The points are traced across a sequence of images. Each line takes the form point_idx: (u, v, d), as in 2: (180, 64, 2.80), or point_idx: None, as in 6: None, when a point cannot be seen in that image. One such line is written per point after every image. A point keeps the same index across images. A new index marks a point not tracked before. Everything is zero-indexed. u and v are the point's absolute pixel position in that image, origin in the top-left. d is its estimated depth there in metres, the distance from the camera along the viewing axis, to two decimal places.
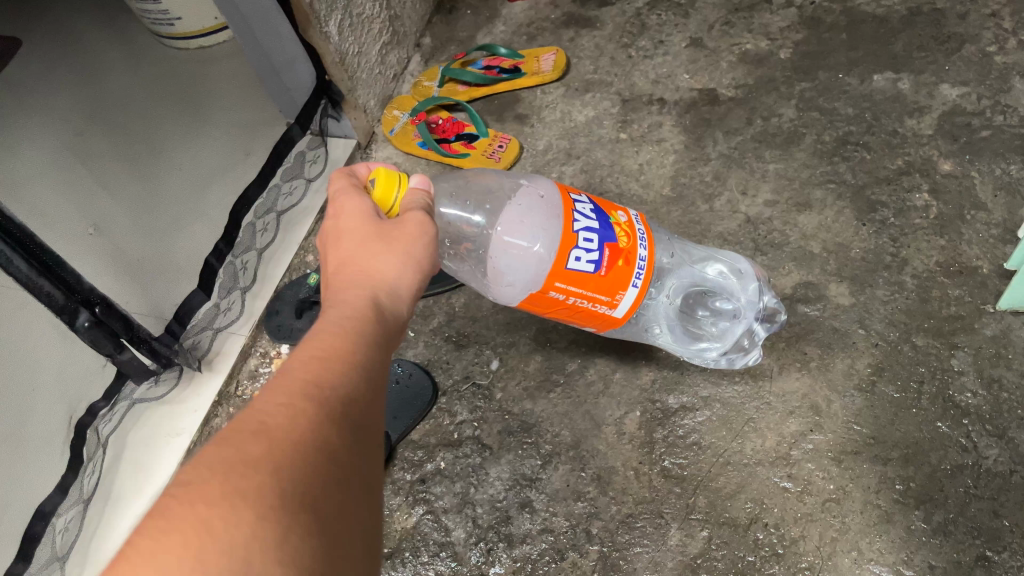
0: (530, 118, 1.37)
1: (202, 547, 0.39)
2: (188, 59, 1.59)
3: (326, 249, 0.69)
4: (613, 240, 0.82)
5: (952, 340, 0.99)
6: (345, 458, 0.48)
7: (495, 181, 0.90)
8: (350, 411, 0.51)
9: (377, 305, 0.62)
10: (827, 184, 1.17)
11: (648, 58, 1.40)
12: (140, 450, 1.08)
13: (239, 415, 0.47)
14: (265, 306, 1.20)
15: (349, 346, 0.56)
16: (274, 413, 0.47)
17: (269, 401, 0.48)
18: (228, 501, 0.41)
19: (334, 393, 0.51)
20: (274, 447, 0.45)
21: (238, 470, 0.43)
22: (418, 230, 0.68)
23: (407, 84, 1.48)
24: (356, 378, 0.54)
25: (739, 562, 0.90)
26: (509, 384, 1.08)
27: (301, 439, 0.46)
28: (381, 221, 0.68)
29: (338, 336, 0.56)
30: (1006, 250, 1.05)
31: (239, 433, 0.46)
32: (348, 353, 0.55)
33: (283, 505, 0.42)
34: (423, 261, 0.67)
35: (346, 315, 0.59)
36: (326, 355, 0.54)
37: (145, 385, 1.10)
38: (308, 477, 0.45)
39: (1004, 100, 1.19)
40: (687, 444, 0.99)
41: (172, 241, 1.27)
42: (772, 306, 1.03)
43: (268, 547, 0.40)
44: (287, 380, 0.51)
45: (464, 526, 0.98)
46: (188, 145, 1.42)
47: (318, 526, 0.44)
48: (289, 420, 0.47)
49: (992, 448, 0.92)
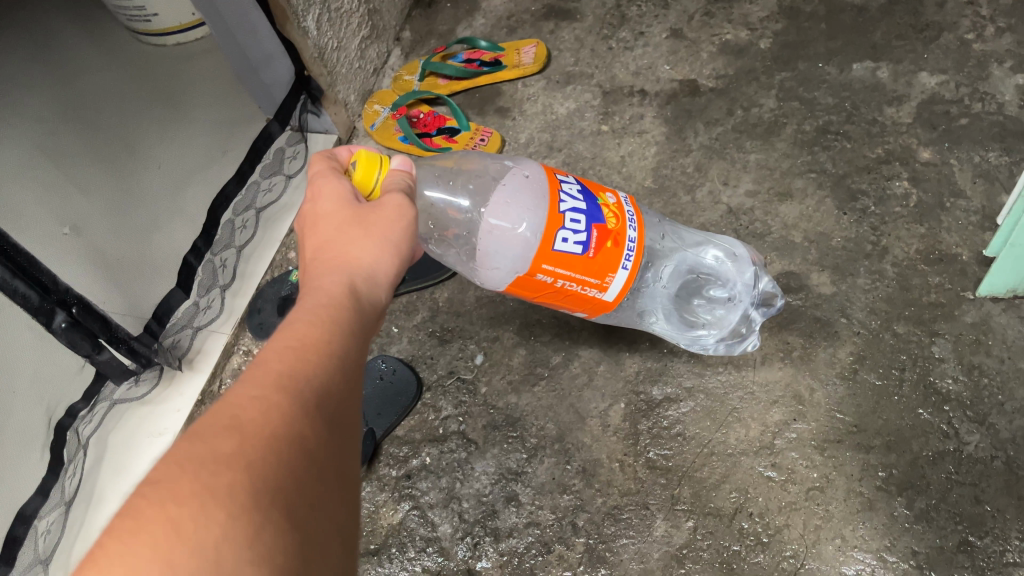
0: (512, 111, 1.37)
1: (173, 549, 0.38)
2: (166, 55, 1.58)
3: (304, 234, 0.68)
4: (600, 221, 0.81)
5: (932, 327, 1.00)
6: (320, 453, 0.48)
7: (480, 165, 0.89)
8: (325, 402, 0.50)
9: (353, 294, 0.61)
10: (808, 173, 1.17)
11: (628, 49, 1.40)
12: (121, 451, 1.07)
13: (211, 408, 0.46)
14: (247, 304, 1.20)
15: (325, 335, 0.55)
16: (247, 406, 0.47)
17: (241, 393, 0.47)
18: (198, 499, 0.40)
19: (310, 384, 0.50)
20: (246, 442, 0.44)
21: (209, 466, 0.42)
22: (397, 216, 0.67)
23: (387, 79, 1.48)
24: (331, 370, 0.53)
25: (724, 552, 0.90)
26: (493, 379, 1.08)
27: (275, 433, 0.46)
28: (359, 206, 0.67)
29: (313, 326, 0.55)
30: (985, 237, 1.06)
31: (211, 426, 0.45)
32: (324, 343, 0.54)
33: (257, 503, 0.42)
34: (401, 248, 0.66)
35: (322, 305, 0.58)
36: (301, 345, 0.53)
37: (125, 385, 1.10)
38: (282, 474, 0.44)
39: (982, 87, 1.20)
40: (672, 435, 0.99)
41: (150, 240, 1.27)
42: (770, 289, 1.03)
43: (240, 548, 0.39)
44: (261, 371, 0.50)
45: (450, 521, 0.98)
46: (165, 144, 1.40)
47: (291, 524, 0.43)
48: (263, 414, 0.46)
49: (973, 434, 0.92)
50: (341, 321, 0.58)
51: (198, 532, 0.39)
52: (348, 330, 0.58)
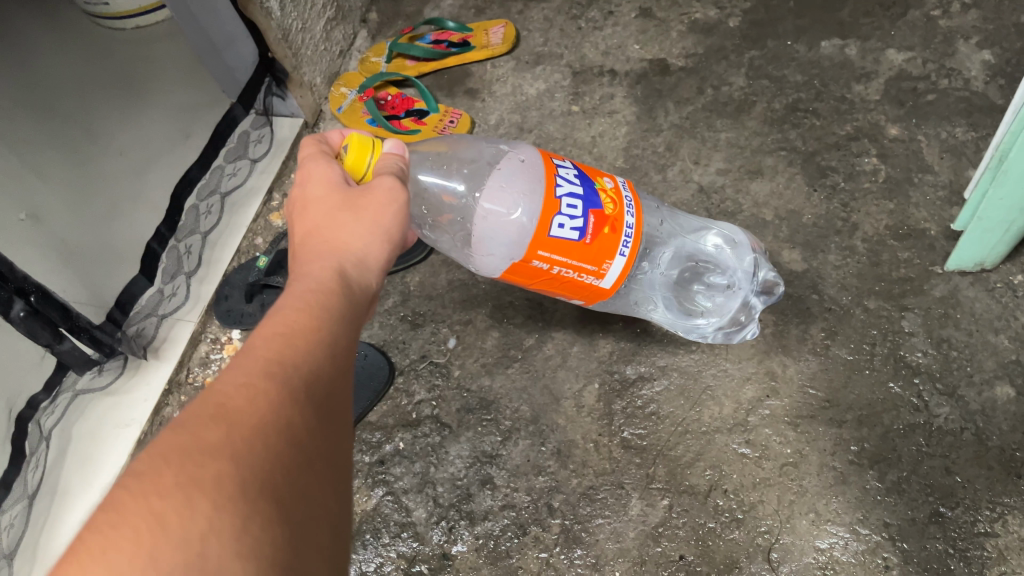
0: (481, 92, 1.35)
1: (155, 542, 0.37)
2: (127, 39, 1.54)
3: (292, 219, 0.68)
4: (597, 207, 0.80)
5: (902, 302, 1.01)
6: (309, 441, 0.47)
7: (475, 150, 0.89)
8: (313, 389, 0.50)
9: (341, 280, 0.61)
10: (778, 151, 1.17)
11: (598, 29, 1.39)
12: (86, 442, 1.05)
13: (198, 397, 0.46)
14: (213, 291, 1.17)
15: (313, 322, 0.55)
16: (234, 394, 0.46)
17: (228, 382, 0.47)
18: (182, 491, 0.40)
19: (298, 371, 0.50)
20: (233, 432, 0.43)
21: (194, 457, 0.41)
22: (386, 197, 0.66)
23: (354, 61, 1.45)
24: (319, 357, 0.52)
25: (699, 529, 0.90)
26: (466, 362, 1.07)
27: (261, 423, 0.45)
28: (347, 189, 0.67)
29: (300, 314, 0.55)
30: (953, 212, 1.07)
31: (197, 417, 0.44)
32: (312, 330, 0.54)
33: (243, 493, 0.41)
34: (390, 232, 0.66)
35: (309, 291, 0.58)
36: (289, 332, 0.53)
37: (88, 375, 1.09)
38: (269, 464, 0.43)
39: (949, 64, 1.20)
40: (646, 414, 0.99)
41: (113, 227, 1.24)
42: (771, 279, 1.02)
43: (226, 539, 0.39)
44: (249, 360, 0.49)
45: (424, 506, 0.98)
46: (126, 129, 1.37)
47: (280, 514, 0.42)
48: (249, 403, 0.46)
49: (943, 406, 0.93)
50: (329, 308, 0.57)
51: (182, 526, 0.38)
52: (337, 316, 0.57)
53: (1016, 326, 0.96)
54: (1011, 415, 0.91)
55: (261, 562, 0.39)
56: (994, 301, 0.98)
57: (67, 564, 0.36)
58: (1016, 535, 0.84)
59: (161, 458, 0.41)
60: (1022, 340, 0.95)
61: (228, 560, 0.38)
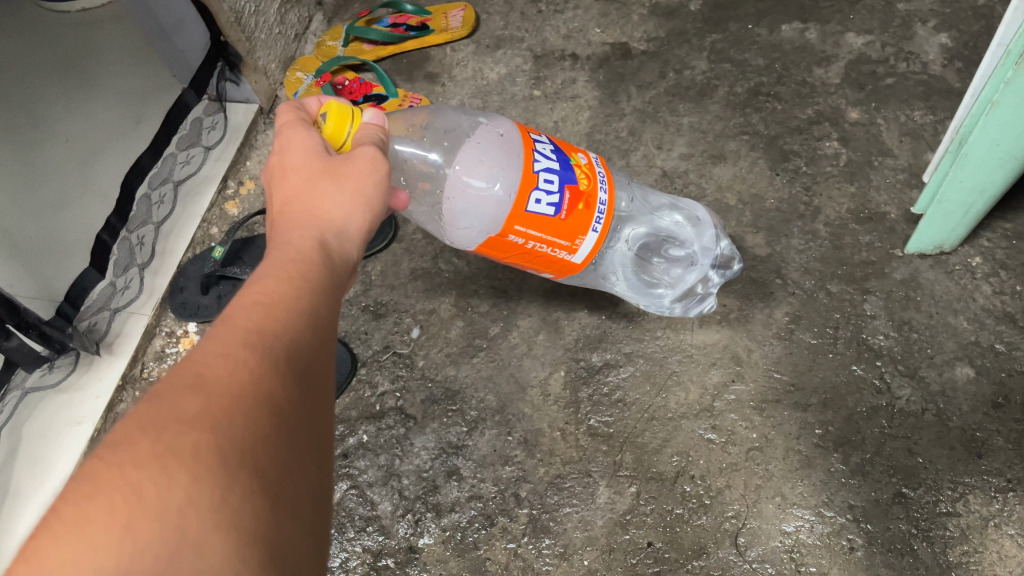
0: (441, 77, 1.33)
1: (131, 516, 0.36)
2: (71, 22, 1.48)
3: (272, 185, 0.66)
4: (573, 182, 0.79)
5: (864, 285, 1.01)
6: (290, 412, 0.45)
7: (452, 121, 0.86)
8: (295, 360, 0.48)
9: (321, 250, 0.59)
10: (741, 135, 1.17)
11: (559, 12, 1.38)
12: (37, 441, 1.02)
13: (176, 365, 0.44)
14: (168, 283, 1.14)
15: (293, 291, 0.53)
16: (215, 363, 0.44)
17: (207, 350, 0.45)
18: (159, 462, 0.38)
19: (281, 342, 0.48)
20: (212, 401, 0.42)
21: (172, 428, 0.40)
22: (367, 167, 0.64)
23: (310, 45, 1.42)
24: (301, 326, 0.51)
25: (667, 516, 0.90)
26: (430, 352, 1.06)
27: (241, 391, 0.43)
28: (327, 157, 0.65)
29: (281, 283, 0.53)
30: (912, 195, 1.08)
31: (174, 385, 0.42)
32: (293, 299, 0.52)
33: (223, 465, 0.39)
34: (374, 202, 0.64)
35: (289, 260, 0.56)
36: (269, 301, 0.51)
37: (39, 371, 1.03)
38: (250, 435, 0.41)
39: (907, 47, 1.21)
40: (612, 401, 0.98)
41: (60, 217, 1.19)
42: (727, 253, 1.04)
43: (204, 513, 0.37)
44: (229, 328, 0.48)
45: (390, 499, 0.96)
46: (71, 114, 1.32)
47: (262, 487, 0.40)
48: (229, 371, 0.44)
49: (905, 388, 0.94)
50: (309, 278, 0.55)
51: (162, 498, 0.37)
52: (318, 287, 0.55)
53: (976, 307, 0.97)
54: (971, 395, 0.92)
55: (241, 538, 0.38)
56: (954, 282, 0.99)
57: (41, 537, 0.35)
58: (978, 514, 0.85)
59: (137, 430, 0.39)
60: (981, 321, 0.96)
61: (207, 534, 0.37)
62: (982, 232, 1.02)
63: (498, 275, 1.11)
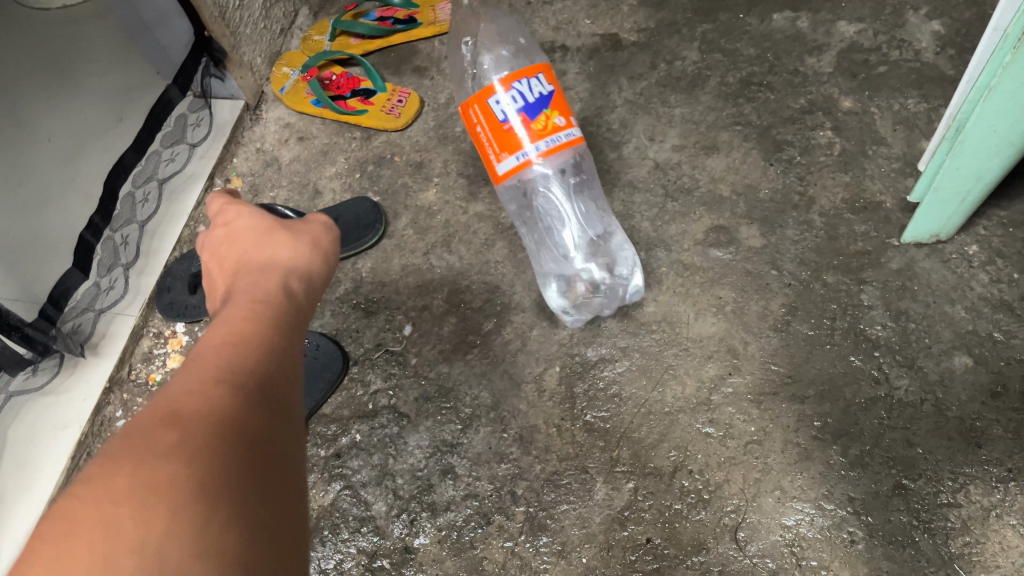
0: (429, 70, 1.31)
1: (112, 546, 0.37)
2: (51, 19, 1.45)
3: (218, 264, 0.70)
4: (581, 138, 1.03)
5: (861, 275, 1.00)
6: (266, 439, 0.46)
7: None
8: (266, 392, 0.50)
9: (279, 294, 0.63)
10: (734, 126, 1.16)
11: (548, 4, 1.36)
12: (23, 445, 1.00)
13: (149, 405, 0.46)
14: (154, 282, 1.12)
15: (257, 334, 0.56)
16: (182, 398, 0.46)
17: (178, 389, 0.47)
18: (138, 496, 0.39)
19: (245, 372, 0.51)
20: (186, 431, 0.43)
21: (149, 459, 0.41)
22: (307, 242, 0.70)
23: (296, 40, 1.40)
24: (268, 363, 0.53)
25: (666, 512, 0.89)
26: (423, 349, 1.04)
27: (214, 420, 0.45)
28: (273, 228, 0.70)
29: (244, 327, 0.56)
30: (907, 184, 1.07)
31: (148, 422, 0.44)
32: (255, 334, 0.55)
33: (203, 490, 0.40)
34: (317, 268, 0.69)
35: (248, 310, 0.59)
36: (235, 343, 0.53)
37: (22, 375, 1.04)
38: (226, 459, 0.43)
39: (899, 35, 1.20)
40: (608, 396, 0.97)
41: (42, 216, 1.17)
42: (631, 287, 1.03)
43: (185, 535, 0.38)
44: (197, 369, 0.50)
45: (384, 499, 0.95)
46: (53, 112, 1.30)
47: (243, 511, 0.41)
48: (201, 404, 0.46)
49: (903, 378, 0.93)
50: (269, 317, 0.59)
51: (137, 528, 0.38)
52: (277, 324, 0.58)
53: (973, 295, 0.97)
54: (970, 384, 0.91)
55: (226, 558, 0.38)
56: (950, 271, 0.99)
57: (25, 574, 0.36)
58: (978, 504, 0.84)
59: (114, 465, 0.41)
60: (978, 310, 0.96)
61: (190, 559, 0.37)
62: (978, 220, 1.01)
63: (491, 270, 1.09)
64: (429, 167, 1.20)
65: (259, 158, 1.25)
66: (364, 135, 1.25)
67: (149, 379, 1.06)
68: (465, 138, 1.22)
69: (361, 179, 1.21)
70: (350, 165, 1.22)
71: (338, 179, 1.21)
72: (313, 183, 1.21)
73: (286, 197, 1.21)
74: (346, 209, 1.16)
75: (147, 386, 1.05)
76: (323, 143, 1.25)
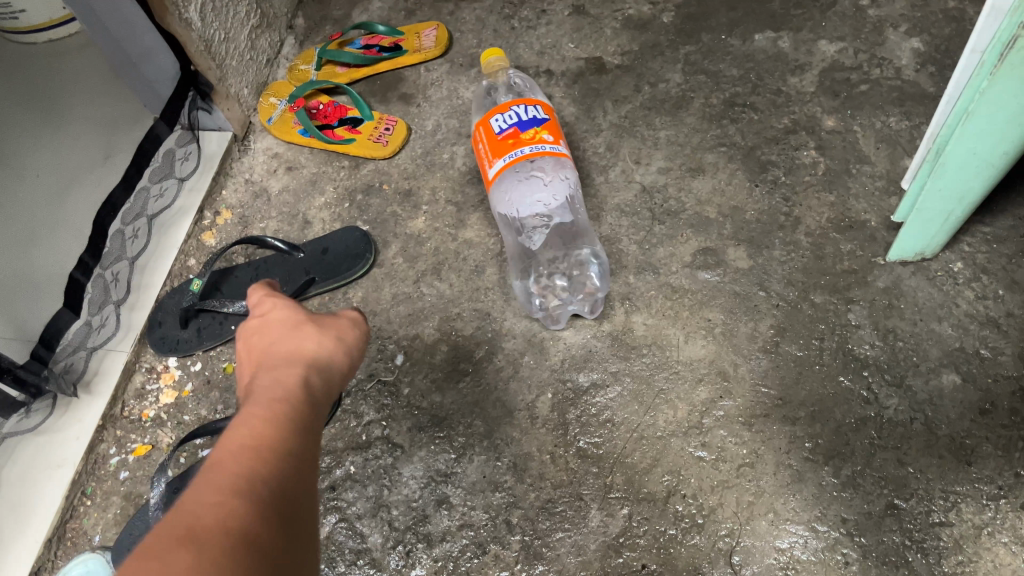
0: (416, 97, 1.32)
1: None
2: (37, 54, 1.46)
3: (243, 359, 0.65)
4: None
5: (848, 294, 1.01)
6: (280, 567, 0.44)
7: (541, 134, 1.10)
8: (284, 507, 0.47)
9: (306, 393, 0.58)
10: (718, 147, 1.17)
11: (531, 28, 1.37)
12: (18, 487, 1.00)
13: (164, 519, 0.43)
14: (146, 317, 1.13)
15: (279, 433, 0.52)
16: (200, 513, 0.43)
17: (197, 500, 0.44)
18: None
19: (268, 487, 0.47)
20: (204, 556, 0.40)
21: None
22: (336, 329, 0.67)
23: (282, 69, 1.40)
24: (288, 470, 0.50)
25: (661, 537, 0.89)
26: (415, 379, 1.04)
27: (233, 546, 0.42)
28: (302, 316, 0.67)
29: (266, 424, 0.52)
30: (892, 202, 1.08)
31: (164, 541, 0.41)
32: (277, 434, 0.52)
33: None
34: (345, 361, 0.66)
35: (271, 401, 0.55)
36: (256, 444, 0.50)
37: (15, 417, 1.03)
38: None
39: (879, 53, 1.22)
40: (601, 422, 0.98)
41: (32, 254, 1.17)
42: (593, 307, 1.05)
43: None
44: (216, 475, 0.47)
45: (380, 531, 0.95)
46: (42, 148, 1.30)
47: None
48: (221, 520, 0.43)
49: (892, 397, 0.94)
50: (294, 414, 0.55)
51: None
52: (302, 429, 0.54)
53: (959, 312, 0.98)
54: (959, 402, 0.92)
55: None
56: (936, 289, 1.00)
57: None
58: (970, 523, 0.85)
59: None
60: (965, 327, 0.96)
61: None
62: (962, 237, 1.02)
63: (481, 297, 1.10)
64: (418, 195, 1.21)
65: (248, 189, 1.26)
66: (352, 164, 1.26)
67: (142, 416, 1.06)
68: (453, 165, 1.23)
69: (350, 209, 1.21)
70: (339, 194, 1.23)
71: (328, 209, 1.21)
72: (302, 213, 1.22)
73: (276, 227, 1.21)
74: (336, 239, 1.16)
75: (141, 423, 1.05)
76: (312, 173, 1.25)
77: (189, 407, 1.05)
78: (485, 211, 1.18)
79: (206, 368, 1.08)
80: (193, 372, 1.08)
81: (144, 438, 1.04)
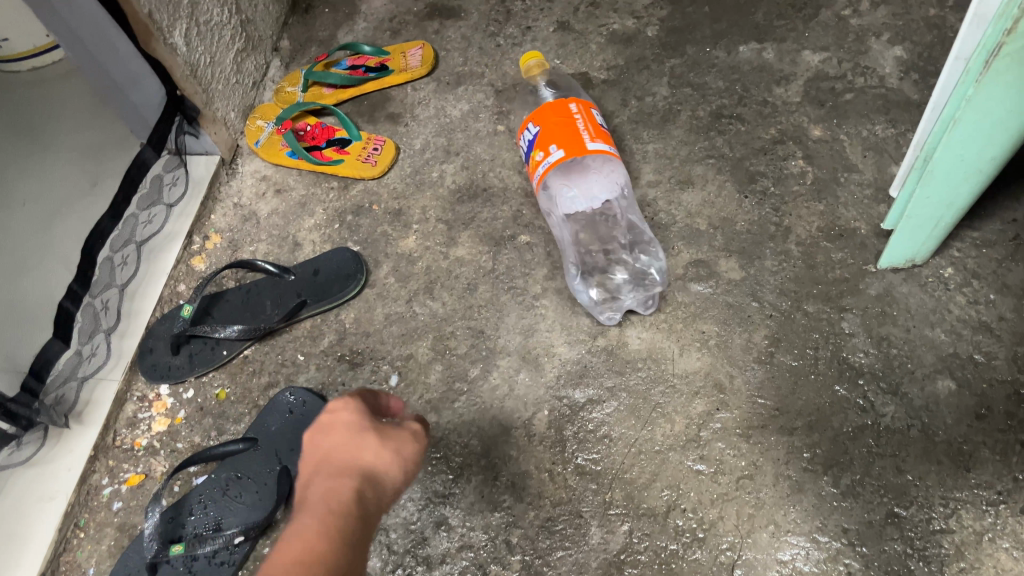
0: (403, 116, 1.32)
1: None
2: (21, 82, 1.44)
3: (306, 455, 0.69)
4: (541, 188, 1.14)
5: (840, 303, 1.01)
6: None
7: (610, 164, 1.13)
8: None
9: (359, 507, 0.62)
10: (707, 159, 1.17)
11: (517, 45, 1.38)
12: (10, 521, 0.99)
13: None
14: (136, 344, 1.12)
15: (323, 549, 0.56)
16: None
17: None
18: None
19: None
20: None
21: None
22: (401, 435, 0.69)
23: (269, 91, 1.40)
24: None
25: (662, 553, 0.89)
26: (410, 399, 1.04)
27: None
28: (372, 421, 0.70)
29: (315, 541, 0.57)
30: (881, 209, 1.08)
31: None
32: (324, 554, 0.56)
33: None
34: (408, 467, 0.68)
35: (323, 515, 0.59)
36: (304, 561, 0.54)
37: (7, 449, 1.02)
38: None
39: (863, 62, 1.22)
40: (598, 438, 0.97)
41: (20, 284, 1.16)
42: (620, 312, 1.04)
43: None
44: None
45: (378, 555, 0.94)
46: (29, 178, 1.30)
47: None
48: None
49: (889, 405, 0.94)
50: (343, 531, 0.59)
51: None
52: (350, 546, 0.58)
53: (951, 318, 0.98)
54: (955, 408, 0.92)
55: None
56: (928, 295, 1.00)
57: None
58: (970, 529, 0.85)
59: None
60: (958, 333, 0.97)
61: None
62: (952, 243, 1.03)
63: (474, 315, 1.09)
64: (408, 214, 1.20)
65: (237, 213, 1.25)
66: (341, 184, 1.25)
67: (134, 445, 1.05)
68: (442, 184, 1.23)
69: (340, 230, 1.21)
70: (328, 216, 1.22)
71: (317, 230, 1.21)
72: (292, 235, 1.21)
73: (265, 250, 1.20)
74: (326, 259, 1.15)
75: (133, 452, 1.04)
76: (300, 195, 1.25)
77: (182, 435, 1.05)
78: (476, 229, 1.17)
79: (198, 394, 1.08)
80: (185, 399, 1.07)
81: (137, 467, 1.03)
